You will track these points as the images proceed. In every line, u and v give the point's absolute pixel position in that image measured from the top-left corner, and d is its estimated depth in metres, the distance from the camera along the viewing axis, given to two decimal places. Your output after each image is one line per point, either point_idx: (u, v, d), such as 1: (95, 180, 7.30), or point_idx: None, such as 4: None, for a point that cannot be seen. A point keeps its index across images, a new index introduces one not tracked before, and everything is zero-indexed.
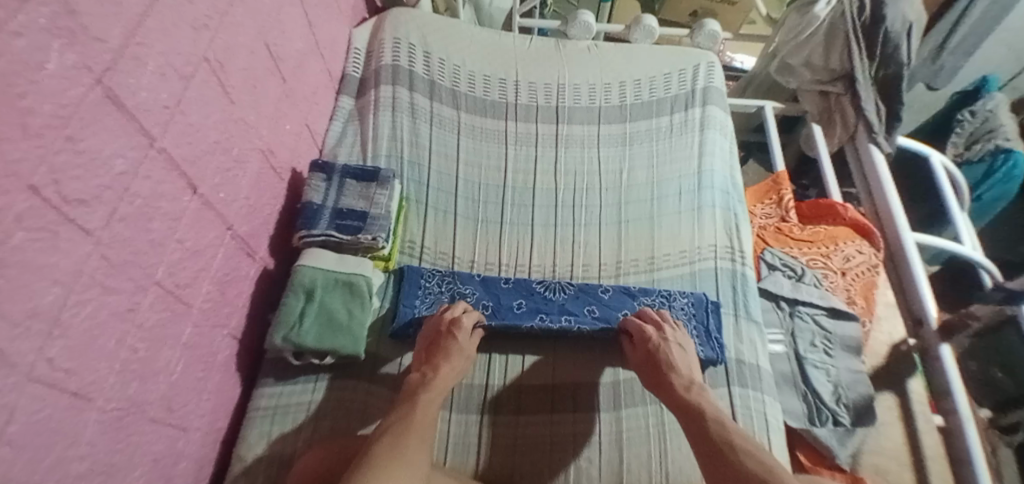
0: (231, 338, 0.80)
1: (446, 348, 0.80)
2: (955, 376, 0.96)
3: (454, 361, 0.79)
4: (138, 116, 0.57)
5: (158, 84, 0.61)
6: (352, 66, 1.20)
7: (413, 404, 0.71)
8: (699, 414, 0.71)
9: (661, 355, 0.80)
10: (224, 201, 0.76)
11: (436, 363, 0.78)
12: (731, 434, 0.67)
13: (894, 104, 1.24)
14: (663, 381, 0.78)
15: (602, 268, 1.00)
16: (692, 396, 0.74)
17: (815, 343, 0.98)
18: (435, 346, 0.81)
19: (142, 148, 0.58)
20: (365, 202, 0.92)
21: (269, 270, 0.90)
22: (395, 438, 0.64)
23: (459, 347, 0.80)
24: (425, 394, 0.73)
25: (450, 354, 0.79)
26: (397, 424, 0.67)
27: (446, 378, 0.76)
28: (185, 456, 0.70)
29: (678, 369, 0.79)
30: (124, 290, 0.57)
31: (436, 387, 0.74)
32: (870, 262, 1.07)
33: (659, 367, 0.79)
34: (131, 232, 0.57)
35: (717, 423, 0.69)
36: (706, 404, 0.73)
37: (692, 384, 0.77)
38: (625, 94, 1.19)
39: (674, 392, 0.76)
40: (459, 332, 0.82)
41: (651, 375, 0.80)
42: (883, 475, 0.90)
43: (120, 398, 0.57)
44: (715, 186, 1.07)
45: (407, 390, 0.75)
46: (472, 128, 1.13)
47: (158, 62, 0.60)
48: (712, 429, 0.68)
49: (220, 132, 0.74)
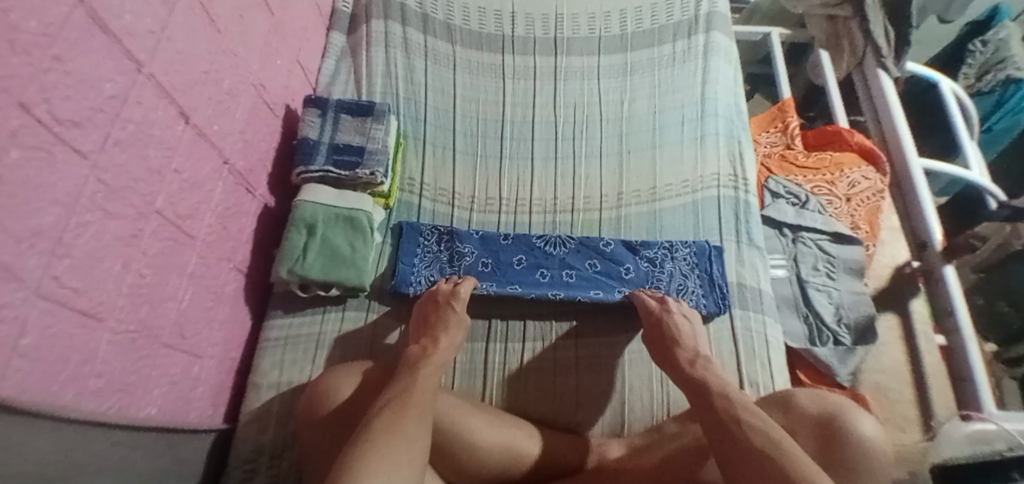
0: (238, 272, 0.82)
1: (443, 320, 0.76)
2: (958, 295, 0.96)
3: (453, 334, 0.75)
4: (123, 39, 0.56)
5: (141, 7, 0.59)
6: (342, 1, 1.16)
7: (413, 378, 0.64)
8: (703, 384, 0.66)
9: (666, 329, 0.77)
10: (218, 134, 0.75)
11: (436, 335, 0.74)
12: (736, 407, 0.60)
13: (903, 27, 1.20)
14: (668, 355, 0.74)
15: (603, 200, 0.98)
16: (696, 370, 0.69)
17: (817, 267, 0.98)
18: (434, 319, 0.77)
19: (130, 73, 0.57)
20: (361, 137, 0.91)
21: (270, 208, 0.91)
22: (398, 408, 0.58)
23: (457, 318, 0.77)
24: (424, 368, 0.66)
25: (448, 325, 0.75)
26: (396, 399, 0.59)
27: (445, 352, 0.71)
28: (201, 382, 0.73)
29: (683, 343, 0.75)
30: (126, 215, 0.58)
31: (436, 359, 0.69)
32: (876, 188, 1.06)
33: (663, 341, 0.76)
34: (127, 158, 0.57)
35: (722, 395, 0.62)
36: (712, 377, 0.67)
37: (698, 357, 0.72)
38: (625, 23, 1.15)
39: (680, 366, 0.71)
40: (457, 301, 0.79)
41: (657, 350, 0.77)
42: (883, 392, 0.95)
43: (131, 321, 0.59)
44: (718, 113, 1.05)
45: (406, 364, 0.68)
46: (468, 63, 1.10)
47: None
48: (717, 404, 0.61)
49: (208, 63, 0.72)
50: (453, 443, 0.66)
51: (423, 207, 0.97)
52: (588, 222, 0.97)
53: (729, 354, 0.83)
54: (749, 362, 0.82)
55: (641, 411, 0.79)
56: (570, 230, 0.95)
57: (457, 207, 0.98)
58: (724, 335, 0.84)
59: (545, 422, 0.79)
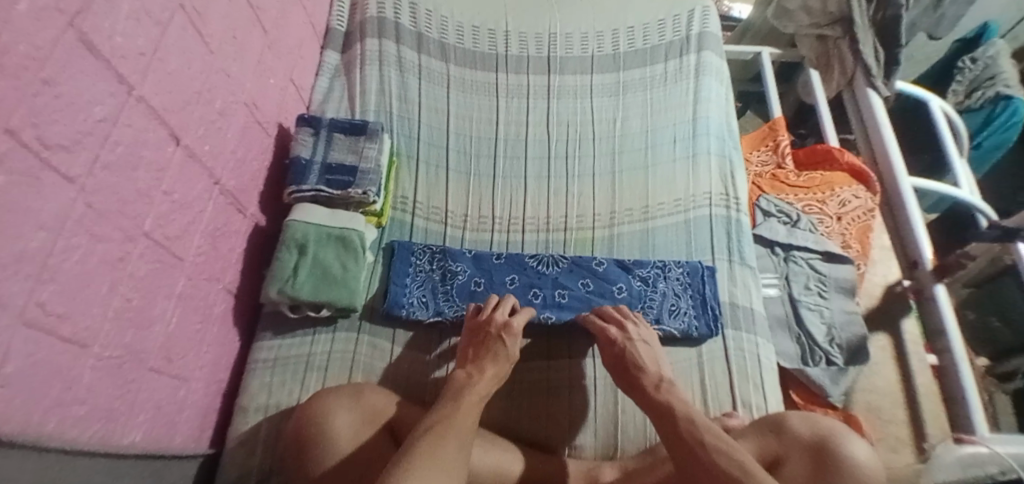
0: (227, 292, 0.81)
1: (492, 351, 0.74)
2: (949, 314, 0.97)
3: (500, 365, 0.72)
4: (115, 62, 0.56)
5: (133, 30, 0.59)
6: (336, 19, 1.17)
7: (456, 406, 0.63)
8: (669, 411, 0.65)
9: (628, 357, 0.75)
10: (210, 154, 0.75)
11: (482, 364, 0.72)
12: (701, 431, 0.61)
13: (893, 48, 1.22)
14: (632, 382, 0.73)
15: (596, 219, 0.99)
16: (661, 394, 0.68)
17: (809, 287, 0.98)
18: (482, 347, 0.75)
19: (121, 95, 0.57)
20: (354, 155, 0.92)
21: (261, 227, 0.90)
22: (440, 436, 0.58)
23: (507, 352, 0.74)
24: (467, 397, 0.65)
25: (497, 357, 0.73)
26: (438, 425, 0.59)
27: (489, 382, 0.70)
28: (188, 405, 0.73)
29: (646, 368, 0.73)
30: (114, 238, 0.57)
31: (479, 390, 0.67)
32: (865, 207, 1.07)
33: (626, 369, 0.74)
34: (116, 181, 0.57)
35: (686, 418, 0.63)
36: (676, 401, 0.66)
37: (661, 381, 0.71)
38: (618, 42, 1.16)
39: (644, 392, 0.70)
40: (509, 336, 0.76)
41: (621, 377, 0.75)
42: (876, 413, 0.95)
43: (117, 346, 0.59)
44: (710, 132, 1.06)
45: (450, 391, 0.67)
46: (461, 81, 1.11)
47: (133, 6, 0.58)
48: (683, 427, 0.62)
49: (201, 83, 0.72)
50: None
51: (416, 226, 0.97)
52: (581, 241, 0.97)
53: (722, 376, 0.82)
54: (743, 384, 0.82)
55: (635, 433, 0.78)
56: (563, 249, 0.95)
57: (450, 225, 0.98)
58: (717, 356, 0.84)
59: (538, 444, 0.79)
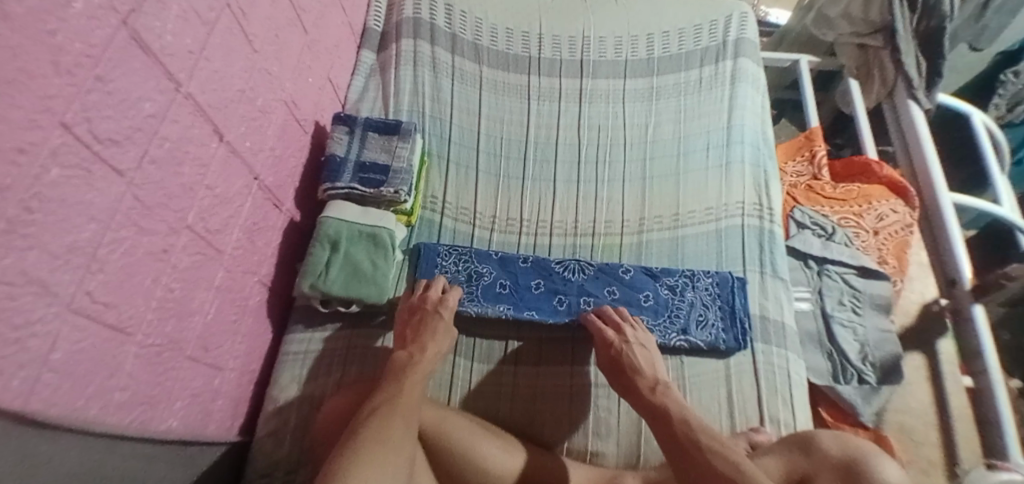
0: (262, 285, 0.83)
1: (430, 327, 0.77)
2: (987, 337, 0.93)
3: (439, 341, 0.76)
4: (164, 60, 0.58)
5: (182, 29, 0.60)
6: (373, 19, 1.19)
7: (400, 384, 0.65)
8: (665, 413, 0.66)
9: (624, 360, 0.76)
10: (250, 150, 0.77)
11: (423, 342, 0.75)
12: (698, 433, 0.62)
13: (936, 58, 1.18)
14: (630, 384, 0.74)
15: (625, 225, 0.98)
16: (657, 397, 0.70)
17: (843, 302, 0.96)
18: (420, 326, 0.77)
19: (169, 93, 0.59)
20: (387, 155, 0.93)
21: (296, 222, 0.92)
22: (384, 418, 0.59)
23: (444, 327, 0.77)
24: (410, 376, 0.67)
25: (436, 332, 0.76)
26: (382, 406, 0.61)
27: (431, 359, 0.73)
28: (221, 394, 0.75)
29: (642, 370, 0.74)
30: (159, 231, 0.59)
31: (422, 367, 0.70)
32: (903, 222, 1.04)
33: (623, 372, 0.75)
34: (162, 175, 0.59)
35: (682, 421, 0.64)
36: (672, 404, 0.67)
37: (657, 384, 0.72)
38: (652, 47, 1.15)
39: (640, 395, 0.71)
40: (445, 311, 0.79)
41: (618, 380, 0.76)
42: (907, 434, 0.93)
43: (158, 335, 0.61)
44: (745, 141, 1.04)
45: (392, 371, 0.69)
46: (493, 83, 1.11)
47: (182, 6, 0.60)
48: (679, 429, 0.63)
49: (243, 81, 0.74)
50: (462, 468, 0.68)
51: (445, 226, 0.97)
52: (609, 246, 0.96)
53: (749, 390, 0.81)
54: (771, 398, 0.81)
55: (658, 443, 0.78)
56: (590, 255, 0.95)
57: (478, 226, 0.98)
58: (744, 369, 0.83)
59: (560, 449, 0.78)
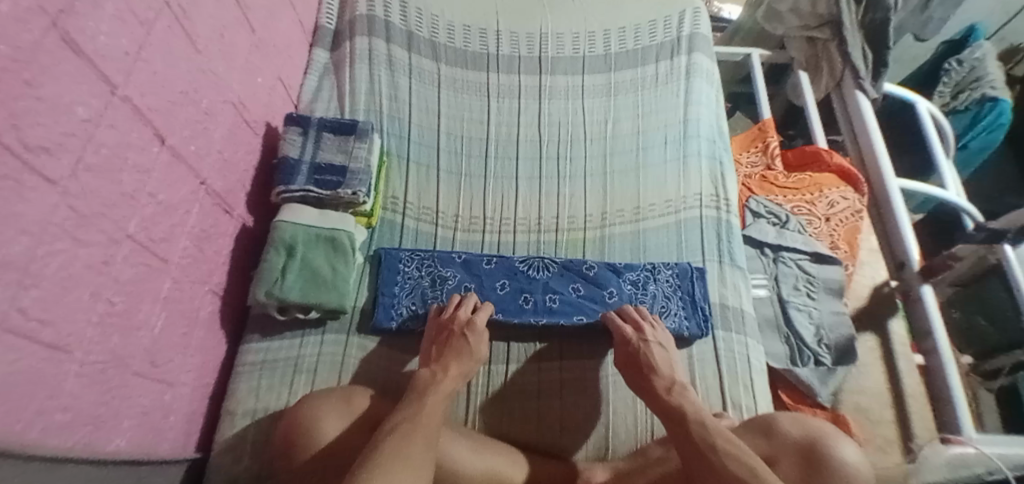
0: (214, 295, 0.80)
1: (456, 349, 0.74)
2: (936, 316, 0.98)
3: (464, 363, 0.73)
4: (99, 62, 0.55)
5: (117, 29, 0.57)
6: (326, 17, 1.16)
7: (421, 403, 0.64)
8: (681, 415, 0.65)
9: (641, 358, 0.75)
10: (196, 154, 0.74)
11: (446, 362, 0.72)
12: (714, 436, 0.61)
13: (881, 50, 1.23)
14: (644, 384, 0.73)
15: (587, 220, 0.99)
16: (673, 397, 0.69)
17: (798, 287, 0.99)
18: (445, 346, 0.75)
19: (105, 96, 0.56)
20: (343, 156, 0.91)
21: (248, 228, 0.89)
22: (402, 437, 0.58)
23: (470, 348, 0.74)
24: (432, 397, 0.65)
25: (461, 355, 0.73)
26: (403, 424, 0.60)
27: (454, 380, 0.70)
28: (173, 410, 0.72)
29: (659, 371, 0.73)
30: (98, 242, 0.56)
31: (444, 389, 0.68)
32: (853, 208, 1.08)
33: (639, 370, 0.75)
34: (100, 183, 0.56)
35: (698, 424, 0.63)
36: (688, 405, 0.66)
37: (674, 384, 0.71)
38: (609, 43, 1.16)
39: (656, 395, 0.70)
40: (472, 334, 0.76)
41: (633, 379, 0.75)
42: (863, 413, 0.96)
43: (101, 351, 0.57)
44: (701, 134, 1.06)
45: (415, 388, 0.67)
46: (452, 81, 1.10)
47: (117, 5, 0.57)
48: (695, 432, 0.62)
49: (186, 82, 0.71)
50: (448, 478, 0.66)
51: (406, 226, 0.96)
52: (572, 242, 0.97)
53: (712, 377, 0.83)
54: (733, 384, 0.82)
55: (625, 435, 0.79)
56: (554, 251, 0.95)
57: (441, 226, 0.97)
58: (707, 357, 0.84)
59: (529, 446, 0.78)
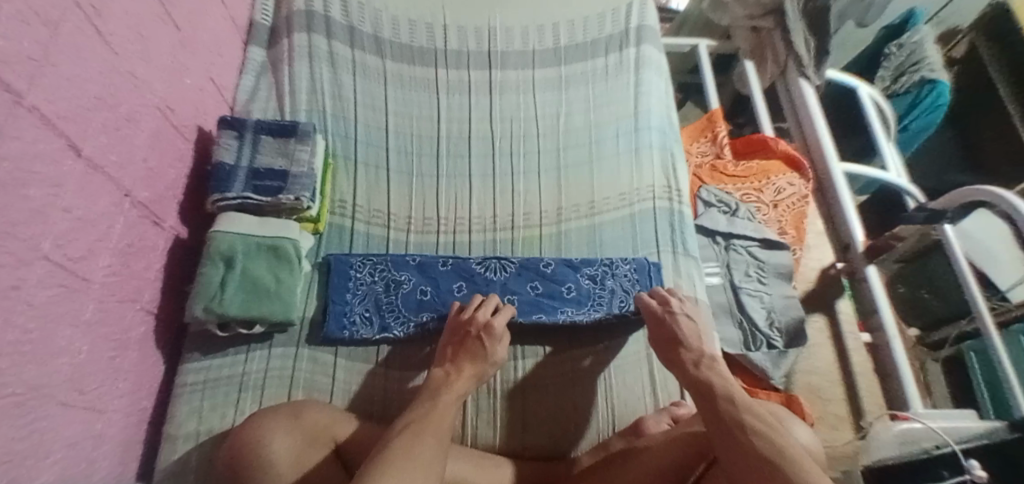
0: (146, 313, 0.75)
1: (470, 351, 0.73)
2: (880, 294, 1.01)
3: (478, 365, 0.72)
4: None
5: (19, 32, 0.50)
6: (261, 13, 1.10)
7: (433, 406, 0.63)
8: (707, 385, 0.64)
9: (670, 332, 0.76)
10: (116, 164, 0.68)
11: (460, 364, 0.72)
12: (740, 411, 0.57)
13: (823, 36, 1.26)
14: (675, 357, 0.74)
15: (543, 216, 0.98)
16: (701, 371, 0.68)
17: (749, 273, 1.01)
18: (461, 347, 0.74)
19: (7, 106, 0.49)
20: (285, 159, 0.86)
21: (183, 239, 0.84)
22: (413, 435, 0.56)
23: (485, 352, 0.73)
24: (444, 396, 0.65)
25: (475, 357, 0.73)
26: (418, 421, 0.59)
27: (467, 381, 0.70)
28: (106, 439, 0.67)
29: (688, 343, 0.74)
30: (6, 265, 0.49)
31: (456, 390, 0.67)
32: (800, 193, 1.11)
33: (670, 344, 0.75)
34: (6, 200, 0.49)
35: (726, 396, 0.61)
36: (716, 378, 0.65)
37: (703, 357, 0.71)
38: (558, 36, 1.15)
39: (684, 367, 0.71)
40: (489, 336, 0.75)
41: (666, 352, 0.76)
42: (814, 392, 1.00)
43: (17, 382, 0.52)
44: (652, 126, 1.07)
45: (427, 388, 0.68)
46: (399, 78, 1.07)
47: (19, 7, 0.50)
48: (722, 406, 0.59)
49: (101, 86, 0.65)
50: None
51: (357, 230, 0.93)
52: (529, 239, 0.96)
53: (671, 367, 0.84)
54: None
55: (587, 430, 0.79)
56: (510, 250, 0.94)
57: (393, 228, 0.94)
58: None
59: (495, 449, 0.77)
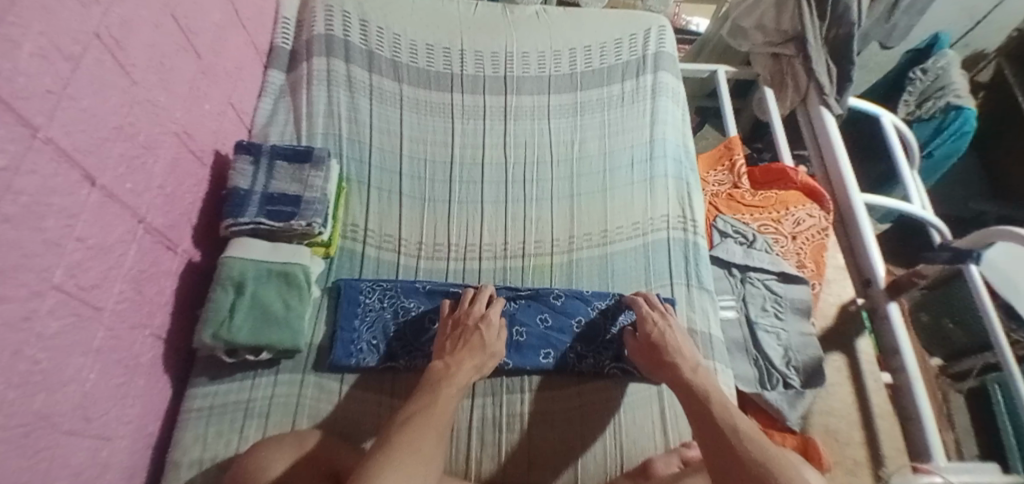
0: (156, 339, 0.75)
1: (470, 343, 0.74)
2: (902, 334, 0.98)
3: (476, 356, 0.72)
4: (17, 105, 0.48)
5: (38, 68, 0.51)
6: (281, 37, 1.12)
7: (434, 397, 0.65)
8: (704, 395, 0.67)
9: (665, 342, 0.77)
10: (131, 192, 0.69)
11: (460, 356, 0.72)
12: (737, 422, 0.63)
13: (844, 64, 1.22)
14: (667, 363, 0.74)
15: (554, 244, 0.97)
16: (698, 379, 0.71)
17: (766, 308, 0.99)
18: (460, 340, 0.75)
19: (25, 140, 0.50)
20: (299, 185, 0.87)
21: (195, 263, 0.85)
22: (417, 427, 0.59)
23: (485, 343, 0.74)
24: (445, 390, 0.66)
25: (473, 347, 0.73)
26: (416, 416, 0.61)
27: (467, 373, 0.70)
28: (111, 466, 0.67)
29: (683, 353, 0.75)
30: (19, 297, 0.50)
31: (457, 382, 0.68)
32: (820, 225, 1.08)
33: (659, 350, 0.76)
34: (19, 234, 0.50)
35: (722, 409, 0.65)
36: (712, 390, 0.68)
37: (697, 366, 0.73)
38: (575, 62, 1.15)
39: (677, 371, 0.72)
40: (487, 326, 0.76)
41: (653, 358, 0.77)
42: (833, 435, 0.97)
43: (24, 413, 0.52)
44: (667, 154, 1.05)
45: (428, 381, 0.68)
46: (415, 102, 1.07)
47: (39, 43, 0.51)
48: (717, 415, 0.64)
49: (120, 116, 0.66)
50: None
51: (367, 255, 0.92)
52: (540, 267, 0.95)
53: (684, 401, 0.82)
54: None
55: (594, 470, 0.77)
56: (520, 277, 0.93)
57: (404, 254, 0.94)
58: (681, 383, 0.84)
59: None
